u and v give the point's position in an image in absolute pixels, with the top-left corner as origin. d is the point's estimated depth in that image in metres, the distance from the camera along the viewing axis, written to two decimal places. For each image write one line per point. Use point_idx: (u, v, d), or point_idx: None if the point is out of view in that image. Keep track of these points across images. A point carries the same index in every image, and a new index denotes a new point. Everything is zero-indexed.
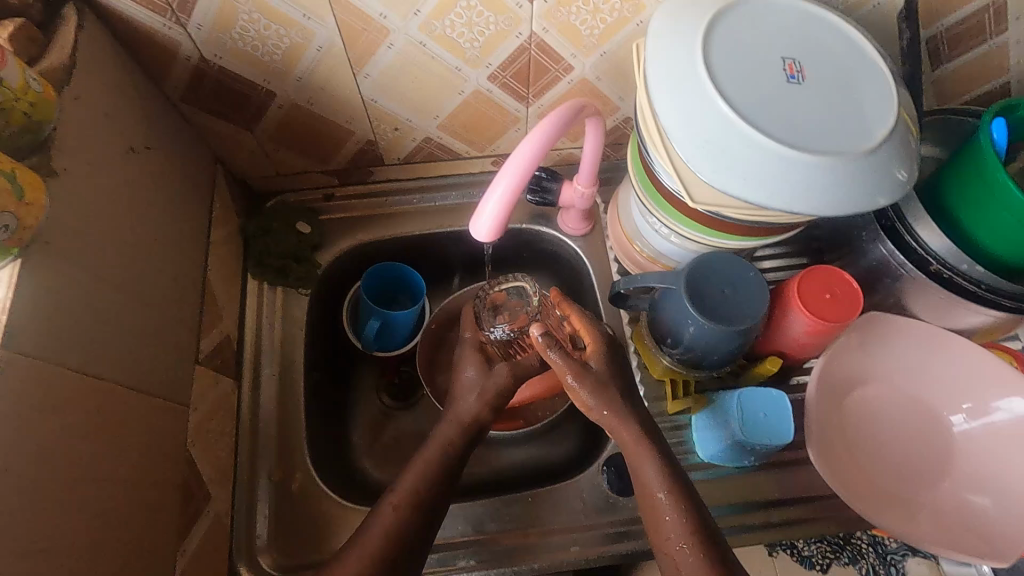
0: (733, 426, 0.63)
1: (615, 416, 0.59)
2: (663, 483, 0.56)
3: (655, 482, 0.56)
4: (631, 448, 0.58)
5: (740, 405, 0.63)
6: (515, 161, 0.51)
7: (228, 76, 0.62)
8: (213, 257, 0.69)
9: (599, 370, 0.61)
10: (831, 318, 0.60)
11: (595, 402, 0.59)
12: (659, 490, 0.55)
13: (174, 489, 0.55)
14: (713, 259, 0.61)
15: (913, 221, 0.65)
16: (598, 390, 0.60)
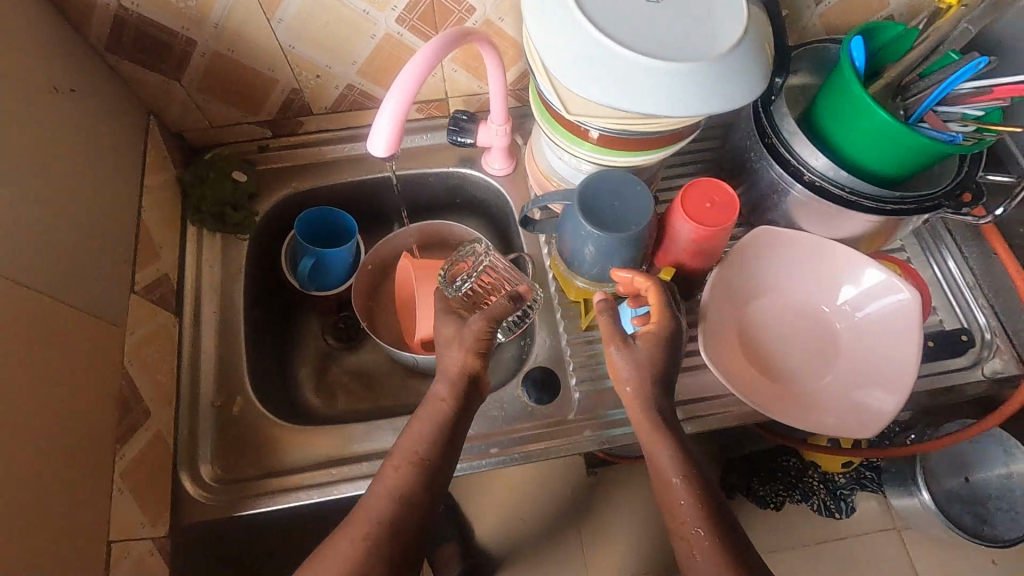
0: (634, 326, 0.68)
1: (640, 396, 0.61)
2: (679, 468, 0.57)
3: (672, 467, 0.57)
4: (647, 434, 0.59)
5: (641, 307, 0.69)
6: (402, 81, 0.56)
7: (148, 24, 0.66)
8: (147, 200, 0.73)
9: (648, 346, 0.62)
10: (712, 224, 0.66)
11: (630, 377, 0.61)
12: (676, 476, 0.57)
13: (110, 400, 0.60)
14: (600, 178, 0.67)
15: (789, 137, 0.71)
16: (639, 364, 0.61)
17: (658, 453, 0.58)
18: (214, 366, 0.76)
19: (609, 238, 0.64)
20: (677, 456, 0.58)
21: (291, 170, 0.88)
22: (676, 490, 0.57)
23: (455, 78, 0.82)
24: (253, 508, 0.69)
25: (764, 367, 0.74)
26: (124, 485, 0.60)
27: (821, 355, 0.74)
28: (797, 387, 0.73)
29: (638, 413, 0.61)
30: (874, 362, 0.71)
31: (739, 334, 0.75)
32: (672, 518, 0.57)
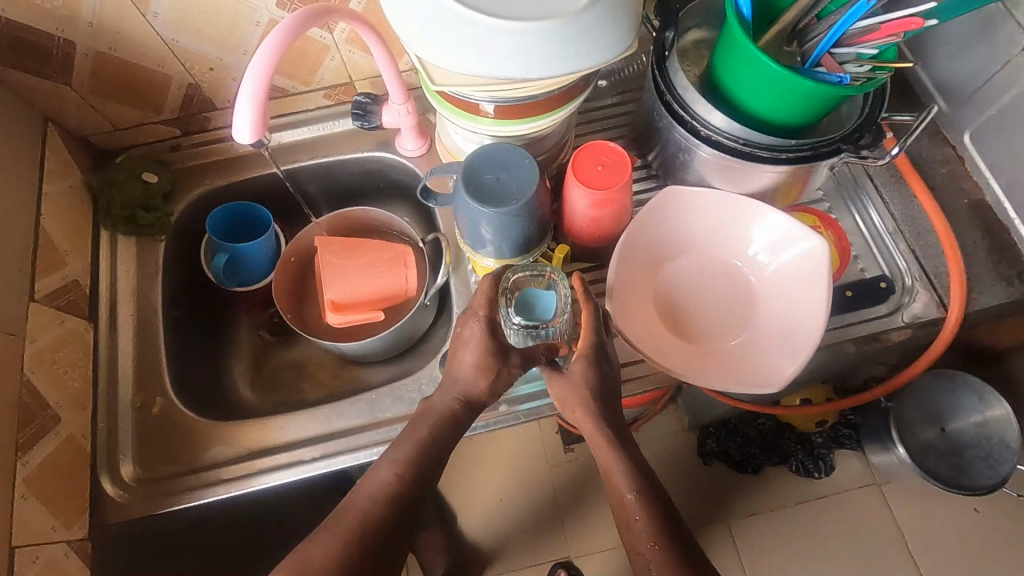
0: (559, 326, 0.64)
1: (588, 415, 0.63)
2: (632, 484, 0.61)
3: (624, 484, 0.61)
4: (603, 453, 0.62)
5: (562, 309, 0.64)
6: (257, 65, 0.55)
7: (20, 28, 0.66)
8: (47, 207, 0.73)
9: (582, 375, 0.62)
10: (603, 187, 0.64)
11: (572, 398, 0.63)
12: (629, 492, 0.61)
13: (9, 407, 0.61)
14: (486, 152, 0.66)
15: (682, 92, 0.69)
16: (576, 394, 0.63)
17: (612, 471, 0.62)
18: (133, 369, 0.76)
19: (495, 211, 0.64)
20: (630, 468, 0.62)
21: (204, 168, 0.87)
22: (630, 506, 0.61)
23: (355, 60, 0.80)
24: (175, 504, 0.69)
25: (678, 329, 0.72)
26: (29, 491, 0.61)
27: (737, 313, 0.73)
28: (715, 347, 0.72)
29: (591, 432, 0.63)
30: (789, 314, 0.70)
31: (654, 298, 0.74)
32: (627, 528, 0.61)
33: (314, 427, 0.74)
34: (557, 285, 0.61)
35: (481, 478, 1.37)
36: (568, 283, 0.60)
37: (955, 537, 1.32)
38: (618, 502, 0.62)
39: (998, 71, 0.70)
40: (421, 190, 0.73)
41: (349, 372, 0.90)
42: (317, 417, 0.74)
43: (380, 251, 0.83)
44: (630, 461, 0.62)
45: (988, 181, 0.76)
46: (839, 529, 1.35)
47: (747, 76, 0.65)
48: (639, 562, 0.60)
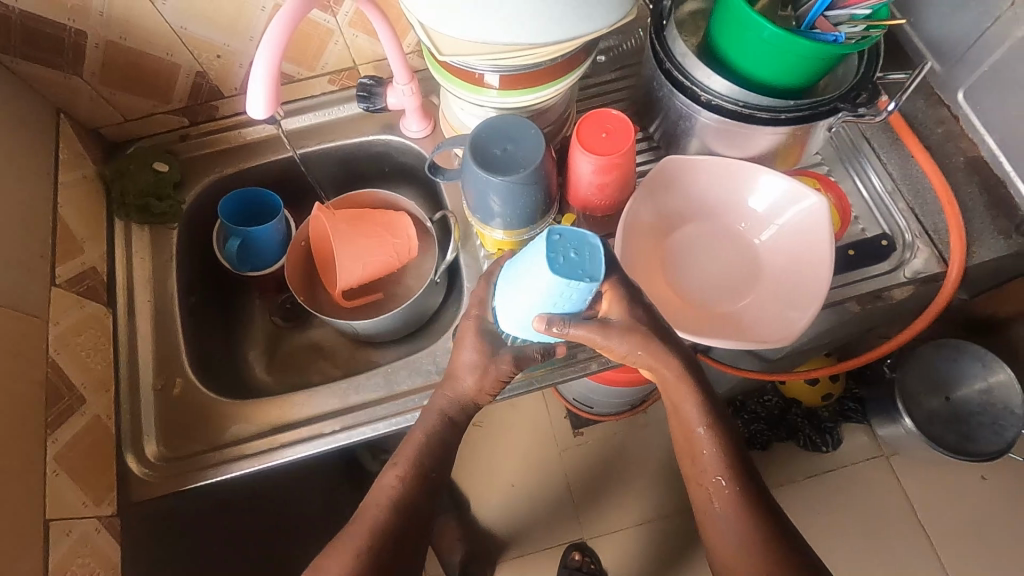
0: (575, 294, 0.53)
1: (651, 353, 0.58)
2: (703, 419, 0.61)
3: (695, 420, 0.61)
4: (675, 391, 0.61)
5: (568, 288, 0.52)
6: (268, 40, 0.56)
7: (33, 19, 0.67)
8: (63, 196, 0.75)
9: (622, 320, 0.57)
10: (609, 153, 0.66)
11: (626, 347, 0.57)
12: (700, 426, 0.61)
13: (37, 386, 0.62)
14: (493, 123, 0.68)
15: (681, 58, 0.70)
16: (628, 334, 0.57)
17: (684, 410, 0.61)
18: (153, 352, 0.77)
19: (504, 180, 0.65)
20: (703, 410, 0.61)
21: (213, 157, 0.88)
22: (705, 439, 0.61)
23: (359, 43, 0.82)
24: (199, 480, 0.71)
25: (684, 294, 0.74)
26: (60, 467, 0.62)
27: (741, 275, 0.75)
28: (723, 309, 0.73)
29: (655, 368, 0.60)
30: (794, 273, 0.72)
31: (663, 264, 0.75)
32: (693, 468, 0.63)
33: (332, 402, 0.75)
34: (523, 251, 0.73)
35: (493, 462, 1.38)
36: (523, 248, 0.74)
37: (964, 503, 1.34)
38: (687, 449, 0.63)
39: (989, 28, 0.72)
40: (430, 166, 0.74)
41: (361, 353, 0.91)
42: (334, 392, 0.75)
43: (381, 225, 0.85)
44: (703, 400, 0.61)
45: (983, 136, 0.77)
46: (849, 499, 1.37)
47: (744, 40, 0.67)
48: (701, 494, 0.62)
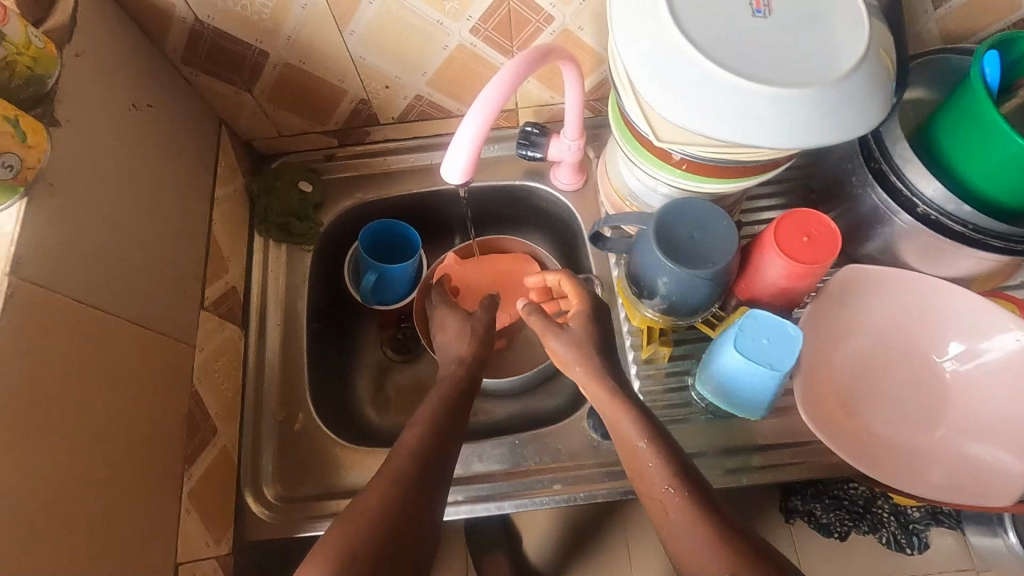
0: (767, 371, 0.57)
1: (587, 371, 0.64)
2: (643, 434, 0.59)
3: (634, 433, 0.59)
4: (607, 405, 0.61)
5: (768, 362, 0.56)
6: (484, 100, 0.52)
7: (223, 38, 0.65)
8: (217, 213, 0.73)
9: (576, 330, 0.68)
10: (808, 261, 0.59)
11: (568, 356, 0.66)
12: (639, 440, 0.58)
13: (181, 419, 0.60)
14: (681, 205, 0.62)
15: (903, 163, 0.63)
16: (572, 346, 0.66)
17: (620, 425, 0.60)
18: (278, 380, 0.75)
19: (690, 273, 0.59)
20: (648, 428, 0.59)
21: (354, 182, 0.86)
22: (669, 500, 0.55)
23: (527, 88, 0.78)
24: (312, 530, 0.68)
25: (858, 421, 0.68)
26: (192, 505, 0.60)
27: (927, 403, 0.68)
28: (903, 444, 0.67)
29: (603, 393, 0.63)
30: (995, 419, 0.64)
31: (829, 377, 0.69)
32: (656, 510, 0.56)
33: (454, 465, 0.71)
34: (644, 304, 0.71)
35: None
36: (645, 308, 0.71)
37: None
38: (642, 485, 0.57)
39: None
40: (594, 231, 0.69)
41: (470, 402, 0.87)
42: (457, 455, 0.72)
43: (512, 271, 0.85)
44: (639, 417, 0.60)
45: None
46: None
47: (982, 153, 0.59)
48: (656, 508, 0.56)
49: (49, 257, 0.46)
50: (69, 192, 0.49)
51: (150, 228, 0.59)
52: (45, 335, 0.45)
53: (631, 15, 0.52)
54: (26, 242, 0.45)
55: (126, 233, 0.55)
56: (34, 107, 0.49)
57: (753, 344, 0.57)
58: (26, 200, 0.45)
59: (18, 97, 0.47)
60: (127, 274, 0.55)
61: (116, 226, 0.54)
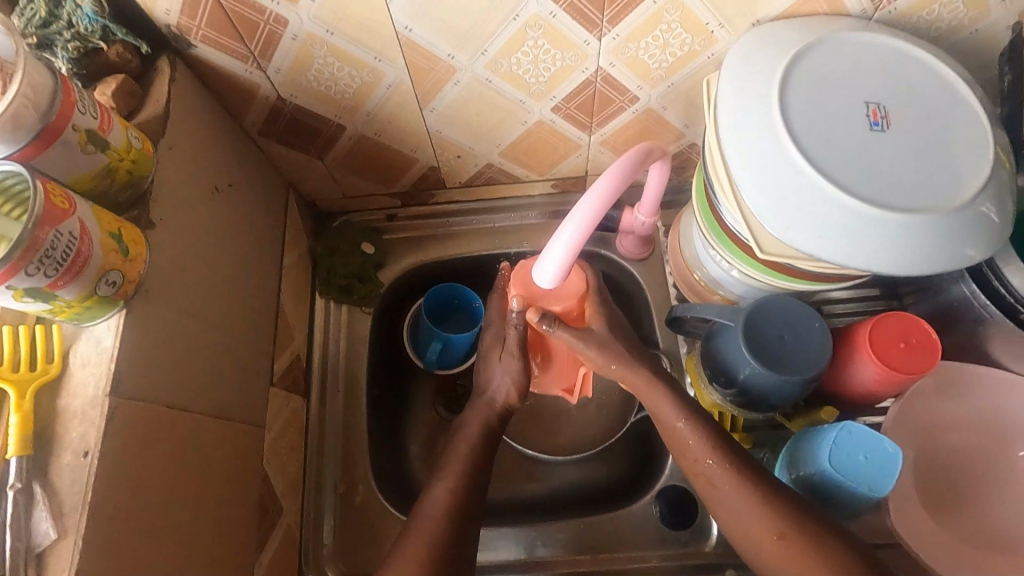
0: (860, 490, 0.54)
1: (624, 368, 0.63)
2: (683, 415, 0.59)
3: (673, 415, 0.59)
4: (647, 389, 0.61)
5: (867, 483, 0.53)
6: (581, 212, 0.52)
7: (302, 112, 0.64)
8: (285, 281, 0.72)
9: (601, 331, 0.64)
10: (905, 370, 0.57)
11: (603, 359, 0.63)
12: (679, 421, 0.59)
13: (252, 506, 0.59)
14: (772, 304, 0.60)
15: (1003, 265, 0.59)
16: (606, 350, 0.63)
17: (661, 408, 0.60)
18: (339, 450, 0.74)
19: (780, 378, 0.57)
20: (681, 407, 0.59)
21: (415, 242, 0.84)
22: (712, 476, 0.56)
23: (600, 158, 0.76)
24: None
25: (949, 524, 0.64)
26: None
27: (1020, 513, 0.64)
28: (997, 555, 0.63)
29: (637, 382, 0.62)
30: None
31: (914, 477, 0.66)
32: (684, 457, 0.58)
33: (518, 549, 0.71)
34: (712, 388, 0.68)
35: None
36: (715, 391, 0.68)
37: None
38: (676, 446, 0.59)
39: None
40: (677, 309, 0.67)
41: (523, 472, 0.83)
42: (522, 539, 0.71)
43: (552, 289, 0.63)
44: (678, 399, 0.60)
45: None
46: None
47: None
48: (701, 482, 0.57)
49: (148, 369, 0.46)
50: (163, 295, 0.48)
51: (228, 312, 0.59)
52: (148, 452, 0.45)
53: (739, 120, 0.50)
54: (124, 358, 0.44)
55: (208, 323, 0.55)
56: (130, 208, 0.48)
57: (850, 467, 0.54)
58: (125, 311, 0.44)
59: (117, 201, 0.46)
60: (208, 365, 0.54)
61: (200, 319, 0.54)
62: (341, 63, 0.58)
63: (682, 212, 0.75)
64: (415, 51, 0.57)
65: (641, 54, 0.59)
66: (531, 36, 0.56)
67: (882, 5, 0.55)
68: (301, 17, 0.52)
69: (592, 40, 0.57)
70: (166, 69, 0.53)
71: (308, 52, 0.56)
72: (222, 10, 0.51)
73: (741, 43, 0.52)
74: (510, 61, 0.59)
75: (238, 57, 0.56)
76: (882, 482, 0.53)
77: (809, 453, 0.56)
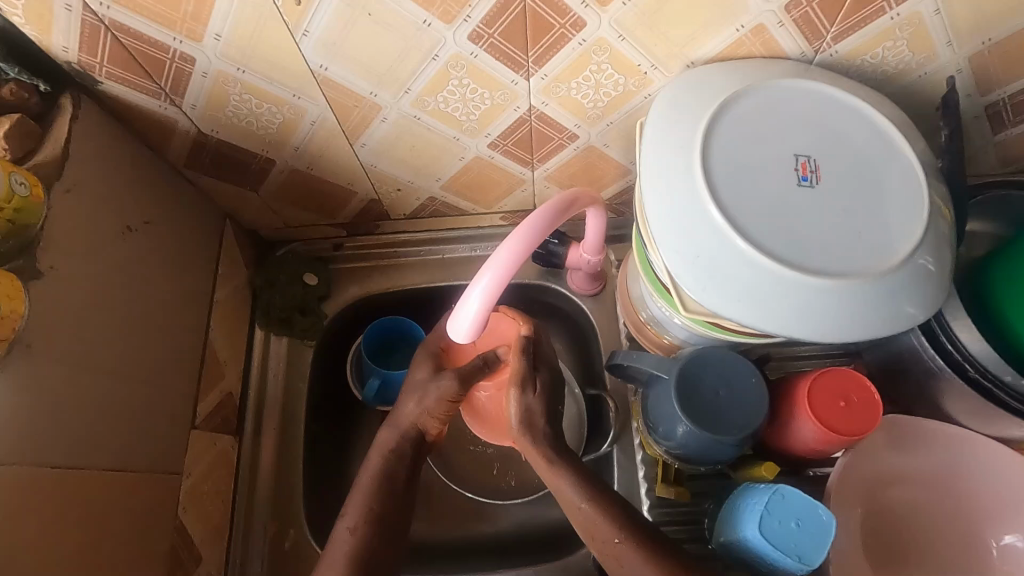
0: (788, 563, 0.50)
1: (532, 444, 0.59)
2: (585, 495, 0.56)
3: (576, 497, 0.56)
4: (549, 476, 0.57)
5: (799, 555, 0.50)
6: (495, 265, 0.49)
7: (227, 147, 0.62)
8: (216, 316, 0.70)
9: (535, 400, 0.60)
10: (845, 432, 0.55)
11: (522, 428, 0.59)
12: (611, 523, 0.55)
13: (162, 559, 0.57)
14: (708, 358, 0.57)
15: (951, 321, 0.57)
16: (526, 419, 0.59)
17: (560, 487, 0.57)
18: (271, 492, 0.72)
19: (712, 438, 0.55)
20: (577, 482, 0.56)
21: (360, 273, 0.82)
22: (621, 553, 0.53)
23: (547, 192, 0.73)
24: None
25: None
26: None
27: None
28: None
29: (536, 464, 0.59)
30: None
31: (859, 534, 0.63)
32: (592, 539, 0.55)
33: None
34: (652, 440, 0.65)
35: None
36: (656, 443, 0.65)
37: None
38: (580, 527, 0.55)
39: None
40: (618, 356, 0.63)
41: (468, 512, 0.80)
42: None
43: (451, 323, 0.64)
44: (575, 477, 0.57)
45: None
46: None
47: None
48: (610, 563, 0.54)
49: (24, 430, 0.44)
50: (51, 349, 0.46)
51: (138, 357, 0.56)
52: (18, 520, 0.42)
53: (661, 170, 0.47)
54: None
55: (110, 371, 0.53)
56: (17, 257, 0.46)
57: (784, 531, 0.51)
58: None
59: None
60: (108, 417, 0.52)
61: (99, 368, 0.51)
62: (259, 100, 0.55)
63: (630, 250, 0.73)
64: (334, 89, 0.54)
65: (573, 93, 0.56)
66: (454, 76, 0.54)
67: (823, 48, 0.52)
68: (208, 55, 0.50)
69: (519, 79, 0.54)
70: (68, 106, 0.51)
71: (222, 88, 0.54)
72: (122, 47, 0.49)
73: (668, 87, 0.50)
74: (436, 99, 0.56)
75: (148, 94, 0.54)
76: (812, 555, 0.50)
77: (743, 514, 0.53)
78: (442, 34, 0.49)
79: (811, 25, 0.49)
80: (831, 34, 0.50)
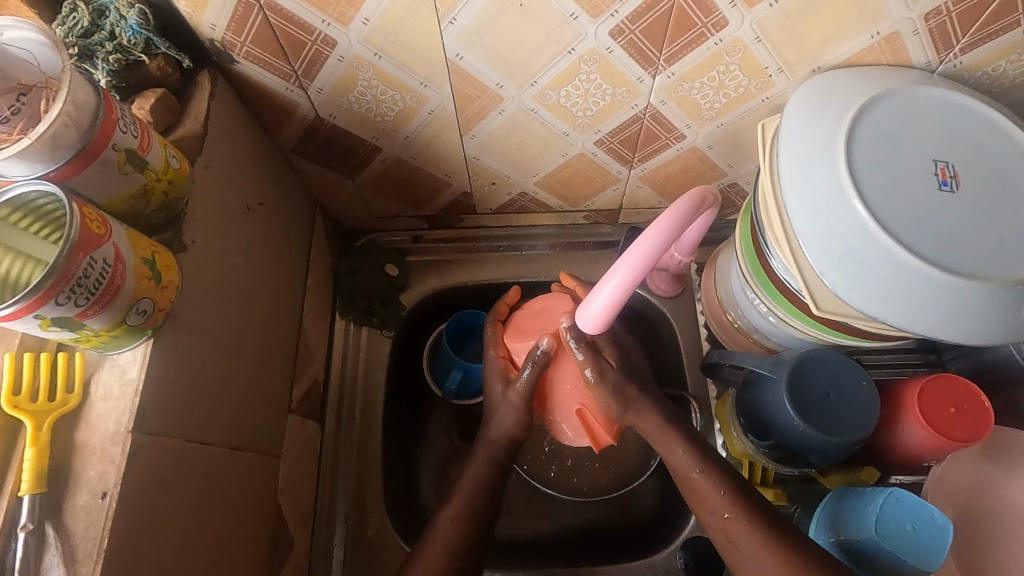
0: (909, 558, 0.51)
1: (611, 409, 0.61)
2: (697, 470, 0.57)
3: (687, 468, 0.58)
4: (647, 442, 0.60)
5: (922, 553, 0.51)
6: (632, 257, 0.50)
7: (339, 132, 0.62)
8: (307, 302, 0.70)
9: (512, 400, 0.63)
10: (956, 437, 0.55)
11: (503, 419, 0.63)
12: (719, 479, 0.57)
13: (264, 541, 0.57)
14: (817, 359, 0.58)
15: None
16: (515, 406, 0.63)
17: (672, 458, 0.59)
18: (352, 481, 0.71)
19: (824, 437, 0.56)
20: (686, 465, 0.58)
21: (439, 265, 0.82)
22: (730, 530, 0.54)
23: (637, 192, 0.74)
24: None
25: None
26: None
27: None
28: None
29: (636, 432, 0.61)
30: None
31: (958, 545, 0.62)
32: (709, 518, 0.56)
33: None
34: (741, 439, 0.65)
35: None
36: (746, 444, 0.65)
37: None
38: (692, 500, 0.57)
39: None
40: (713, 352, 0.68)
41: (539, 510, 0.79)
42: None
43: (534, 316, 0.65)
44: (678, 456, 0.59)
45: None
46: None
47: None
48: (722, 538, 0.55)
49: (170, 403, 0.43)
50: (191, 323, 0.46)
51: (252, 337, 0.56)
52: (164, 493, 0.42)
53: (802, 169, 0.48)
54: (148, 391, 0.41)
55: (233, 350, 0.52)
56: (163, 230, 0.46)
57: (897, 535, 0.52)
58: (153, 340, 0.42)
59: (150, 222, 0.44)
60: (228, 395, 0.51)
61: (224, 345, 0.51)
62: (386, 87, 0.56)
63: (719, 252, 0.73)
64: (463, 79, 0.55)
65: (693, 93, 0.57)
66: (584, 70, 0.54)
67: (948, 58, 0.52)
68: (350, 39, 0.50)
69: (646, 77, 0.55)
70: (206, 84, 0.51)
71: (353, 73, 0.54)
72: (269, 27, 0.49)
73: (803, 90, 0.51)
74: (559, 93, 0.57)
75: (280, 76, 0.54)
76: (931, 558, 0.51)
77: (853, 518, 0.55)
78: (585, 28, 0.49)
79: (944, 36, 0.49)
80: (960, 45, 0.50)
